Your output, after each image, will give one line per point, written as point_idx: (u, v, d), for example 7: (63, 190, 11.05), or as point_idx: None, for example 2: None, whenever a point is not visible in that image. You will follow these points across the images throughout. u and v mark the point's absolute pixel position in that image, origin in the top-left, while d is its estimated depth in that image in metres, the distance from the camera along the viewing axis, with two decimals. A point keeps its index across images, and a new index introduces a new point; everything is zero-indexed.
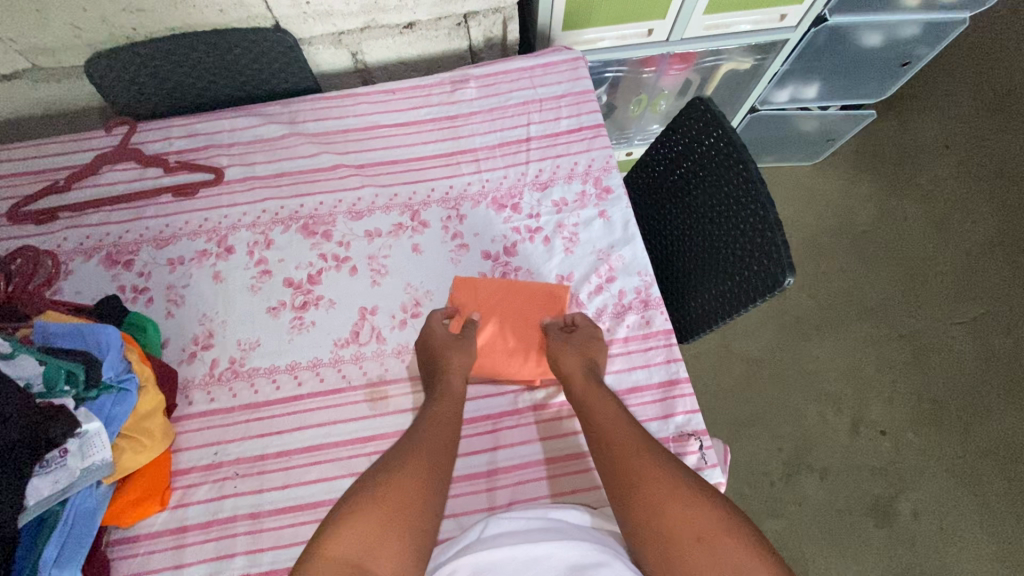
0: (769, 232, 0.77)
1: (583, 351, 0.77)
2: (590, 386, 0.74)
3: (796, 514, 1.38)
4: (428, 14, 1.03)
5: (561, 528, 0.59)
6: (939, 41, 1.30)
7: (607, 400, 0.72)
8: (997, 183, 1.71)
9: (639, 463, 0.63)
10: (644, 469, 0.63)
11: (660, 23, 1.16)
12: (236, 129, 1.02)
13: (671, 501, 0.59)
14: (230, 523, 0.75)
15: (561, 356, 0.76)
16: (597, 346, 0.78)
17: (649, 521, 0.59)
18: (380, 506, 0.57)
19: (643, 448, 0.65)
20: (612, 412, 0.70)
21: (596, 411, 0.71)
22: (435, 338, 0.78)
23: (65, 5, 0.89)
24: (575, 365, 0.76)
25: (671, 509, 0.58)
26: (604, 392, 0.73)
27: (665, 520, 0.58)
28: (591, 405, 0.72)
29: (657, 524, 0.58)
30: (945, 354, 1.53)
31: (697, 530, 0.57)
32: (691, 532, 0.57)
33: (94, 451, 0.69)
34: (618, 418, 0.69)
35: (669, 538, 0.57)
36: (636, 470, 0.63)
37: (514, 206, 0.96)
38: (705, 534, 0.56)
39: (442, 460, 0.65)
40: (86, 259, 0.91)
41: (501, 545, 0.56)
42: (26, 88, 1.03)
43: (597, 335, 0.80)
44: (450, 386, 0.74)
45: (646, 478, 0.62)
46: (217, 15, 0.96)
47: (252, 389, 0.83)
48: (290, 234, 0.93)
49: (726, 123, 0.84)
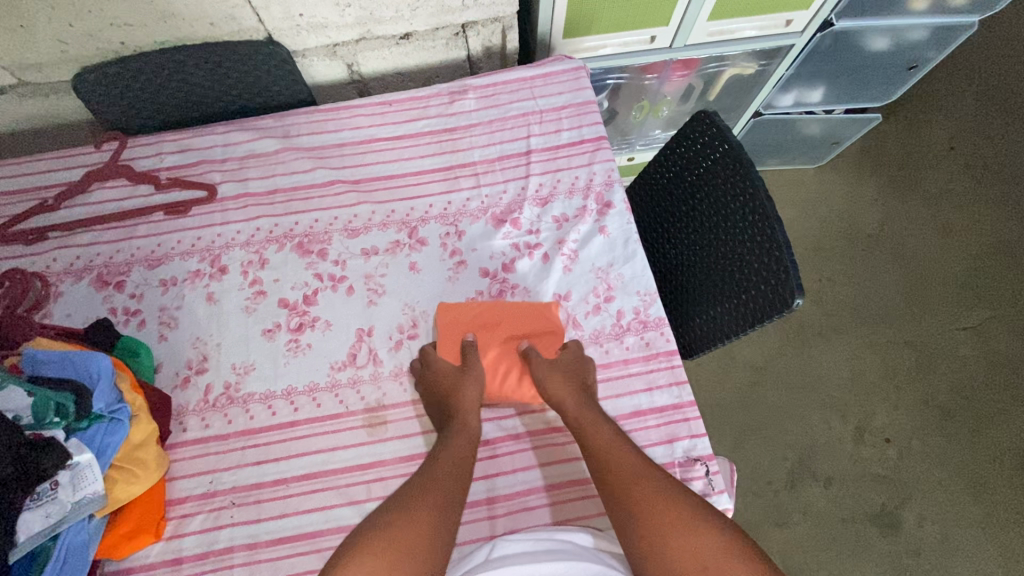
0: (776, 251, 0.75)
1: (571, 374, 0.76)
2: (582, 408, 0.72)
3: (800, 523, 1.37)
4: (425, 25, 1.01)
5: (571, 546, 0.59)
6: (947, 44, 1.27)
7: (600, 421, 0.71)
8: (1002, 186, 1.69)
9: (641, 491, 0.61)
10: (647, 496, 0.61)
11: (663, 30, 1.14)
12: (229, 144, 1.00)
13: (675, 528, 0.57)
14: (226, 554, 0.73)
15: (547, 380, 0.75)
16: (583, 368, 0.78)
17: (654, 549, 0.56)
18: (390, 544, 0.55)
19: (647, 476, 0.63)
20: (607, 436, 0.69)
21: (590, 435, 0.69)
22: (444, 378, 0.77)
23: (49, 20, 0.86)
24: (567, 387, 0.75)
25: (675, 540, 0.56)
26: (597, 414, 0.72)
27: (668, 550, 0.56)
28: (586, 429, 0.70)
29: (664, 556, 0.55)
30: (949, 360, 1.52)
31: (701, 559, 0.54)
32: (696, 563, 0.54)
33: (86, 484, 0.67)
34: (616, 442, 0.68)
35: (672, 568, 0.55)
36: (638, 498, 0.61)
37: (513, 221, 0.93)
38: (710, 564, 0.54)
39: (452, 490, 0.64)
40: (76, 280, 0.89)
41: (513, 564, 0.56)
42: (13, 103, 1.01)
43: (580, 355, 0.79)
44: (468, 426, 0.72)
45: (650, 504, 0.60)
46: (207, 28, 0.93)
47: (248, 415, 0.81)
48: (285, 253, 0.91)
49: (732, 137, 0.82)
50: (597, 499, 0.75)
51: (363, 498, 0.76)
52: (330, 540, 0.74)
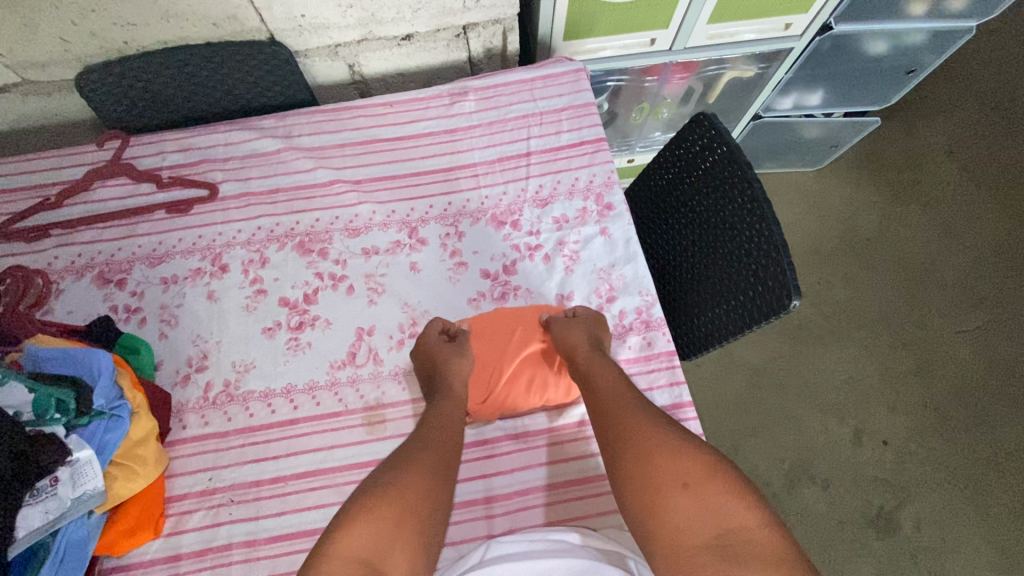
0: (773, 252, 0.75)
1: (588, 330, 0.78)
2: (593, 355, 0.74)
3: (798, 525, 1.37)
4: (427, 26, 1.01)
5: (562, 544, 0.60)
6: (944, 49, 1.28)
7: (609, 367, 0.73)
8: (1000, 190, 1.70)
9: (632, 420, 0.64)
10: (637, 423, 0.63)
11: (663, 32, 1.14)
12: (230, 143, 1.00)
13: (660, 450, 0.59)
14: (225, 551, 0.73)
15: (568, 336, 0.77)
16: (600, 326, 0.79)
17: (640, 468, 0.59)
18: (397, 505, 0.56)
19: (641, 410, 0.65)
20: (611, 378, 0.71)
21: (596, 375, 0.71)
22: (427, 350, 0.79)
23: (52, 18, 0.87)
24: (580, 340, 0.76)
25: (659, 459, 0.58)
26: (602, 359, 0.74)
27: (652, 469, 0.58)
28: (591, 370, 0.72)
29: (647, 472, 0.58)
30: (947, 363, 1.52)
31: (682, 477, 0.56)
32: (677, 480, 0.56)
33: (86, 480, 0.68)
34: (615, 381, 0.70)
35: (654, 482, 0.57)
36: (630, 425, 0.63)
37: (514, 223, 0.94)
38: (691, 481, 0.55)
39: (446, 450, 0.66)
40: (78, 278, 0.90)
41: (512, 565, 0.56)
42: (16, 101, 1.01)
43: (596, 316, 0.81)
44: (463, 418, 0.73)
45: (637, 432, 0.62)
46: (210, 28, 0.93)
47: (247, 413, 0.82)
48: (285, 253, 0.92)
49: (730, 139, 0.82)
50: (593, 499, 0.76)
51: None
52: None
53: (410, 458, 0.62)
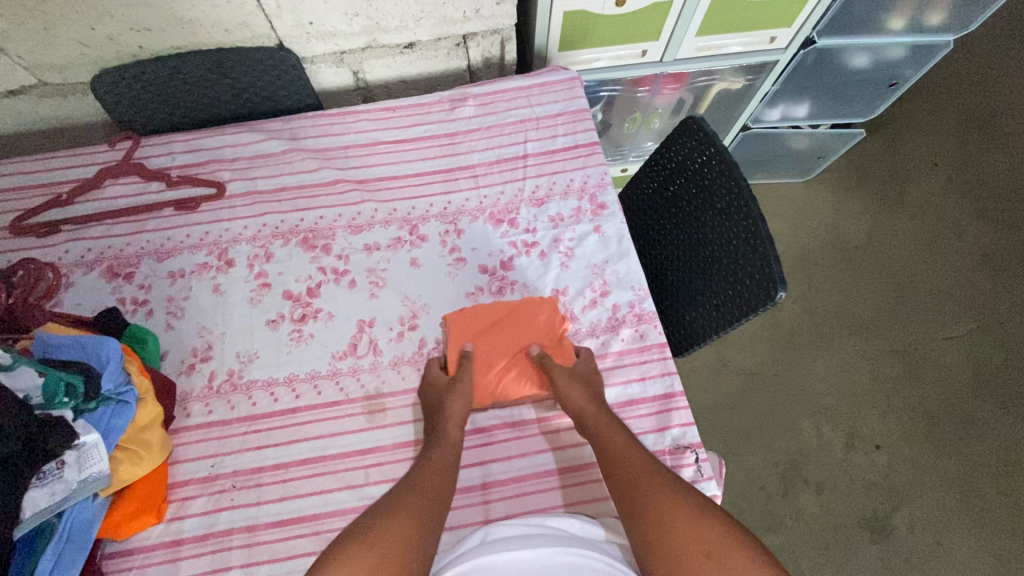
0: (761, 248, 0.78)
1: (585, 382, 0.78)
2: (599, 416, 0.75)
3: (792, 529, 1.38)
4: (429, 35, 1.06)
5: (560, 534, 0.58)
6: (923, 63, 1.34)
7: (615, 428, 0.73)
8: (984, 200, 1.75)
9: (649, 485, 0.64)
10: (652, 488, 0.64)
11: (654, 44, 1.19)
12: (239, 144, 1.04)
13: (680, 519, 0.59)
14: (226, 536, 0.75)
15: (569, 393, 0.76)
16: (596, 377, 0.80)
17: (662, 537, 0.59)
18: (385, 541, 0.57)
19: (654, 471, 0.66)
20: (621, 439, 0.72)
21: (603, 435, 0.73)
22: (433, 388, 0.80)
23: (72, 23, 0.91)
24: (581, 398, 0.76)
25: (680, 528, 0.59)
26: (611, 419, 0.74)
27: (671, 537, 0.58)
28: (603, 433, 0.73)
29: (669, 539, 0.58)
30: (936, 369, 1.55)
31: (706, 546, 0.57)
32: (700, 548, 0.57)
33: (91, 464, 0.69)
34: (629, 444, 0.70)
35: (679, 553, 0.57)
36: (649, 491, 0.63)
37: (511, 221, 0.97)
38: (714, 549, 0.56)
39: (447, 481, 0.69)
40: (87, 271, 0.92)
41: (543, 545, 0.55)
42: (31, 103, 1.05)
43: (591, 369, 0.81)
44: (450, 434, 0.74)
45: (655, 497, 0.62)
46: (222, 35, 0.98)
47: (250, 402, 0.83)
48: (290, 248, 0.95)
49: (718, 142, 0.86)
50: (588, 485, 0.78)
51: (362, 482, 0.78)
52: (328, 523, 0.76)
53: (398, 500, 0.63)
